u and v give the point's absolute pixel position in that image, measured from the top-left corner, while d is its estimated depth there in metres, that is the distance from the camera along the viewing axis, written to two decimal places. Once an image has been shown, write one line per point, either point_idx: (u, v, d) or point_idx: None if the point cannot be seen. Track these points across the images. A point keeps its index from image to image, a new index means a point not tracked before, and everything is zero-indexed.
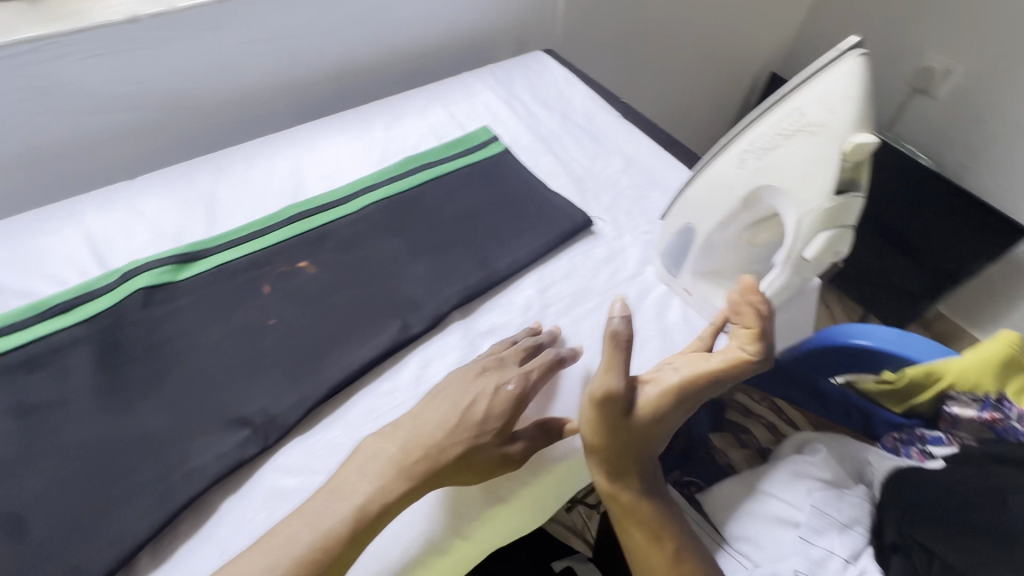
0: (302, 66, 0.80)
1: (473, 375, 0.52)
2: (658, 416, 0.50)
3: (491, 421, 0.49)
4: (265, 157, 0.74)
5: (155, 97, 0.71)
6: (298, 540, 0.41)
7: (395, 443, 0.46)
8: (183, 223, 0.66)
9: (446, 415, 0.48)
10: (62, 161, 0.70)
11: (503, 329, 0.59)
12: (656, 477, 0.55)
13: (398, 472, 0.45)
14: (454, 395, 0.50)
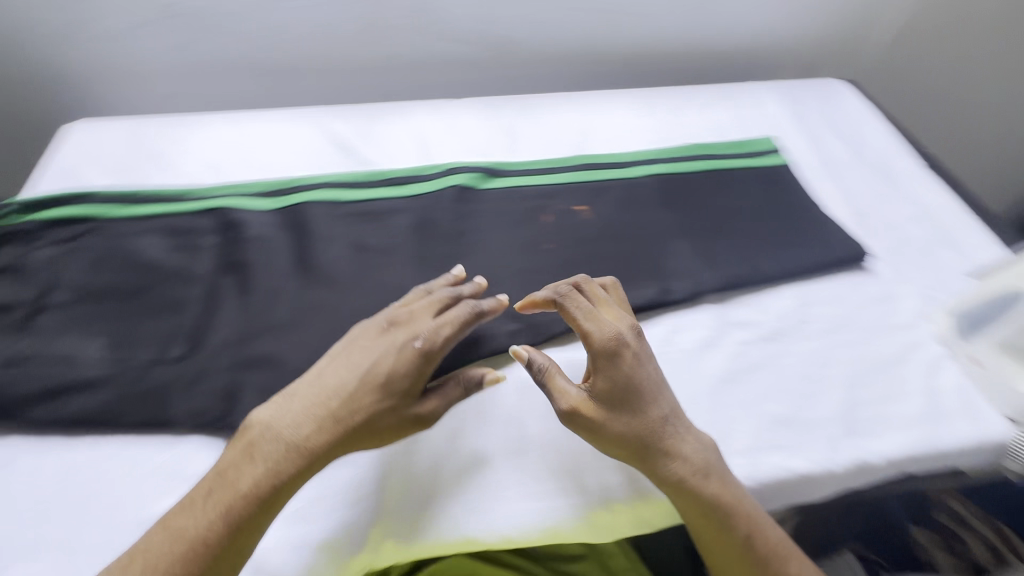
0: (612, 41, 0.89)
1: (367, 332, 0.50)
2: (604, 396, 0.47)
3: (394, 377, 0.47)
4: (562, 111, 0.83)
5: (491, 37, 0.86)
6: (216, 519, 0.41)
7: (291, 404, 0.46)
8: (490, 145, 0.78)
9: (341, 373, 0.48)
10: (409, 69, 0.87)
11: (754, 327, 0.60)
12: (699, 471, 0.47)
13: (284, 451, 0.44)
14: (362, 354, 0.48)
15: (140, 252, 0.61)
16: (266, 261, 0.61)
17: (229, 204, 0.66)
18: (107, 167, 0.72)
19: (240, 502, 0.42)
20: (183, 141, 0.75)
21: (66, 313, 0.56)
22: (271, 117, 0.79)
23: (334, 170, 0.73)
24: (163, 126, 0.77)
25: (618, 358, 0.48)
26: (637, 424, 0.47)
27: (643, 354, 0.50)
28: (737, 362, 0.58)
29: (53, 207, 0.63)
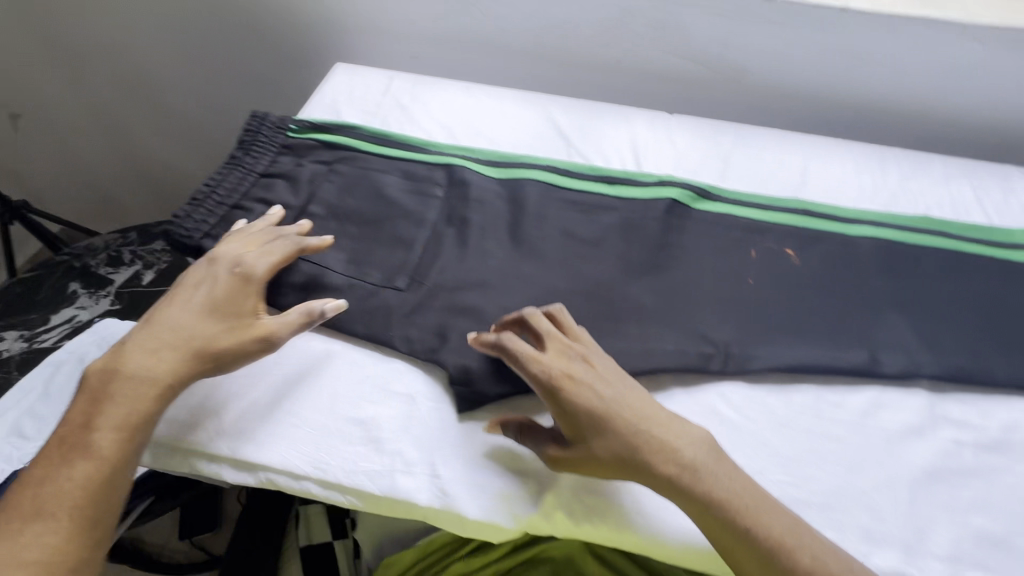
0: (850, 88, 0.84)
1: (196, 274, 0.54)
2: (571, 418, 0.47)
3: (239, 305, 0.52)
4: (781, 148, 0.80)
5: (724, 62, 0.86)
6: (89, 455, 0.45)
7: (139, 345, 0.49)
8: (701, 166, 0.78)
9: (186, 321, 0.50)
10: (629, 75, 0.91)
11: (974, 428, 0.56)
12: (688, 468, 0.45)
13: (116, 401, 0.46)
14: (202, 301, 0.52)
15: (382, 187, 0.67)
16: (485, 224, 0.66)
17: (459, 163, 0.71)
18: (359, 107, 0.82)
19: (105, 441, 0.46)
20: (423, 98, 0.83)
21: (320, 224, 0.63)
22: (499, 94, 0.85)
23: (550, 156, 0.76)
24: (408, 82, 0.86)
25: (562, 386, 0.48)
26: (611, 437, 0.46)
27: (587, 374, 0.49)
28: (946, 460, 0.53)
29: (321, 130, 0.71)
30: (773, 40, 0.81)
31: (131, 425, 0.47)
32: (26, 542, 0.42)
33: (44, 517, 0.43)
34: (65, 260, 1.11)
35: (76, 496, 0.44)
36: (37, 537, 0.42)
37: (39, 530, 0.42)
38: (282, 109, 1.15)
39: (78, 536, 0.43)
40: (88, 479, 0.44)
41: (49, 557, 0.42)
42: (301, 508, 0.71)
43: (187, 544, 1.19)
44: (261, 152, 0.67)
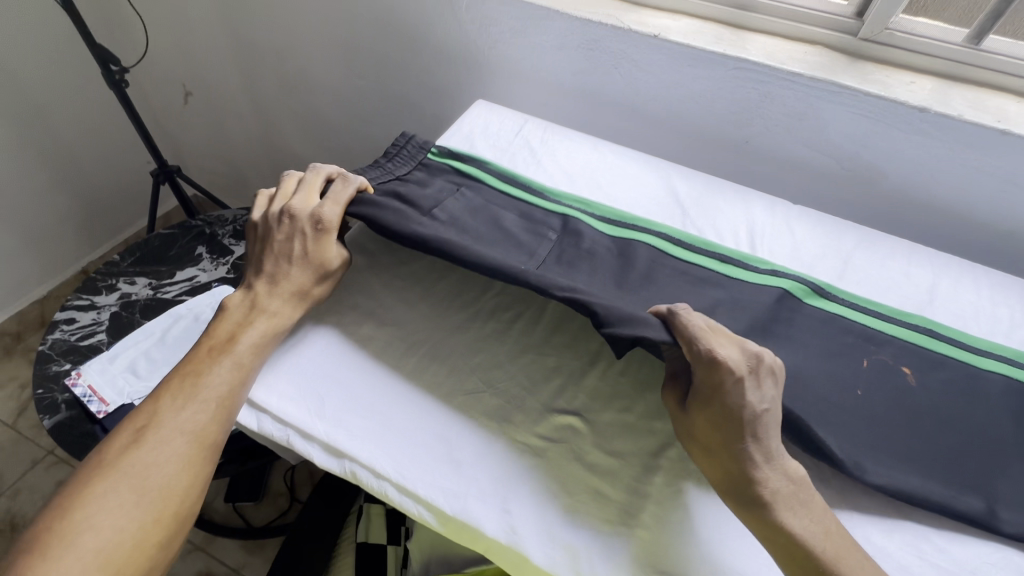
0: (994, 212, 0.80)
1: (284, 226, 0.60)
2: (705, 399, 0.49)
3: (325, 252, 0.60)
4: (908, 260, 0.77)
5: (855, 162, 0.85)
6: (234, 363, 0.54)
7: (268, 281, 0.58)
8: (818, 261, 0.76)
9: (299, 268, 0.59)
10: (753, 156, 0.92)
11: None
12: (771, 490, 0.46)
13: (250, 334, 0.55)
14: (282, 253, 0.59)
15: (501, 216, 0.71)
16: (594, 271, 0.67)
17: (575, 215, 0.74)
18: (492, 143, 0.87)
19: (246, 352, 0.54)
20: (551, 145, 0.88)
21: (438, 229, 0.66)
22: (624, 153, 0.88)
23: (664, 223, 0.77)
24: (540, 127, 0.91)
25: (721, 376, 0.48)
26: (730, 430, 0.47)
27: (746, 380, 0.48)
28: None
29: (455, 157, 0.78)
30: (918, 149, 0.79)
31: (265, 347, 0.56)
32: (184, 416, 0.50)
33: (198, 400, 0.51)
34: (199, 225, 1.24)
35: (223, 393, 0.52)
36: (194, 415, 0.50)
37: (194, 410, 0.50)
38: (412, 129, 1.25)
39: (219, 426, 0.51)
40: (232, 381, 0.53)
41: (197, 438, 0.49)
42: (365, 505, 0.77)
43: (230, 507, 1.24)
44: (401, 164, 0.74)
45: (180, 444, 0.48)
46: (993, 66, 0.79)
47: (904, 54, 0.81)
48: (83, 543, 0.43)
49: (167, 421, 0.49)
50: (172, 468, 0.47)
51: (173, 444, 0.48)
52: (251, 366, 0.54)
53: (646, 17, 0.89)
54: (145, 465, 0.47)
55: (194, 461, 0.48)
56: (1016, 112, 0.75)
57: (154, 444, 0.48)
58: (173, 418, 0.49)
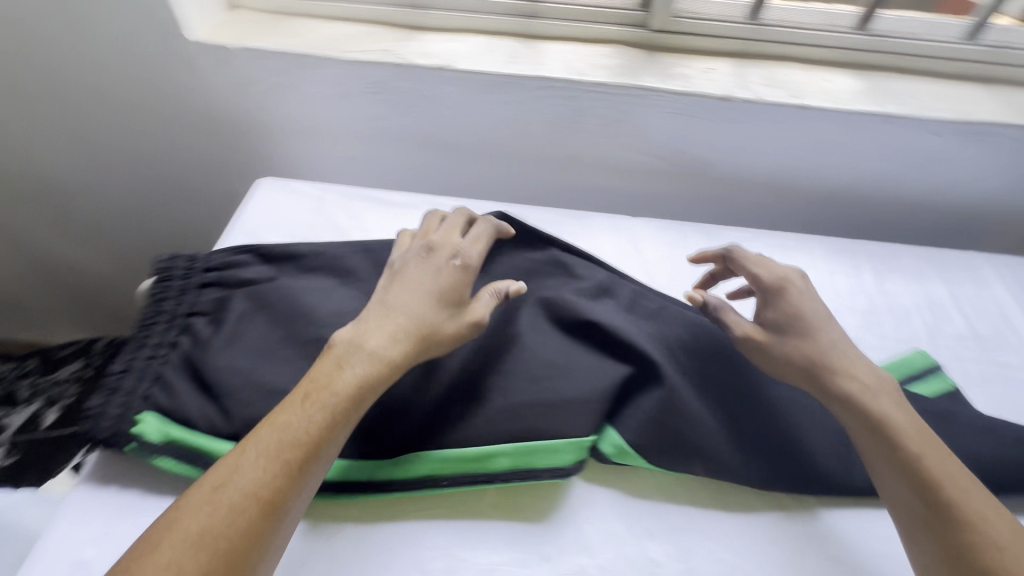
0: (815, 176, 0.82)
1: (458, 271, 0.55)
2: (778, 326, 0.55)
3: (461, 290, 0.54)
4: (752, 251, 0.76)
5: (682, 157, 0.82)
6: (323, 379, 0.47)
7: (403, 300, 0.52)
8: (675, 277, 0.72)
9: (442, 278, 0.54)
10: (584, 170, 0.85)
11: None
12: (867, 388, 0.50)
13: (331, 403, 0.45)
14: (410, 288, 0.53)
15: (309, 357, 0.56)
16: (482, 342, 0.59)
17: (344, 484, 0.50)
18: (287, 235, 0.71)
19: (323, 414, 0.45)
20: (361, 217, 0.74)
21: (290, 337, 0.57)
22: (448, 205, 0.77)
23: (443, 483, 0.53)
24: (343, 196, 0.77)
25: (778, 295, 0.57)
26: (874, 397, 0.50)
27: (812, 305, 0.56)
28: None
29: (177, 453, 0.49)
30: (733, 135, 0.78)
31: (362, 388, 0.47)
32: (239, 489, 0.40)
33: (275, 420, 0.44)
34: None
35: (301, 426, 0.44)
36: (265, 439, 0.43)
37: (265, 431, 0.44)
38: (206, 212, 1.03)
39: (281, 468, 0.42)
40: (320, 400, 0.45)
41: (264, 472, 0.41)
42: None
43: None
44: (134, 379, 0.51)
45: (235, 485, 0.41)
46: (778, 38, 0.78)
47: (697, 40, 0.79)
48: None
49: (235, 450, 0.43)
50: (214, 511, 0.39)
51: (225, 477, 0.41)
52: (346, 395, 0.46)
53: (429, 44, 0.78)
54: (190, 496, 0.40)
55: (241, 502, 0.40)
56: (806, 84, 0.76)
57: (209, 477, 0.41)
58: (226, 486, 0.40)
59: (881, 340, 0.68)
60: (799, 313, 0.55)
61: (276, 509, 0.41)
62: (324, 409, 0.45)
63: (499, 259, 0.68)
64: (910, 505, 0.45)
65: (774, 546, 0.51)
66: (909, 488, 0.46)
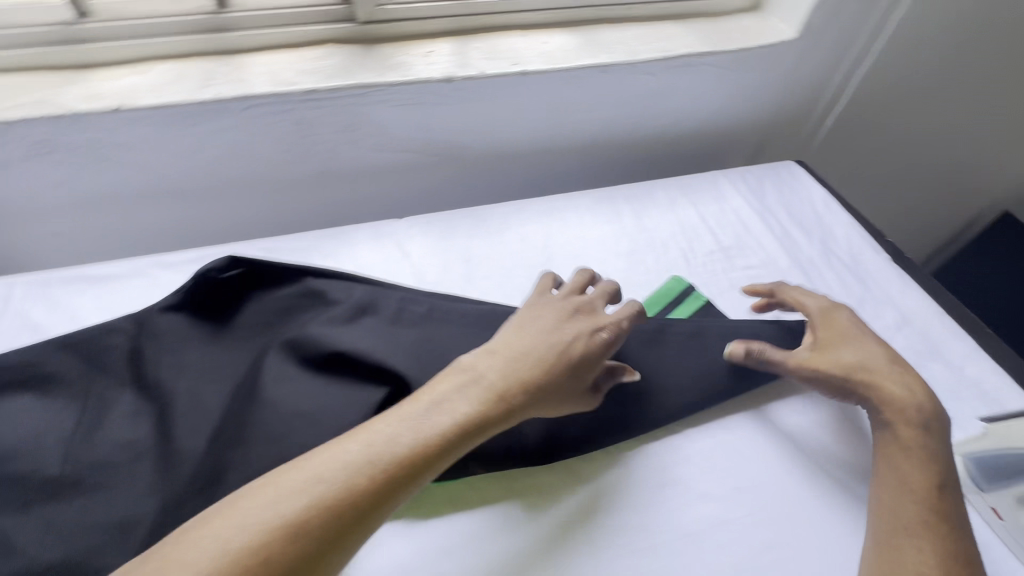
0: (564, 136, 0.84)
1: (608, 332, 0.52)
2: (854, 342, 0.58)
3: (586, 356, 0.51)
4: (520, 223, 0.77)
5: (434, 145, 0.79)
6: (411, 417, 0.43)
7: (515, 333, 0.51)
8: (446, 272, 0.70)
9: (563, 321, 0.52)
10: (339, 182, 0.79)
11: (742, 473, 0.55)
12: (927, 419, 0.53)
13: (423, 447, 0.41)
14: (535, 330, 0.51)
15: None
16: (225, 412, 0.52)
17: None
18: None
19: (416, 451, 0.41)
20: (67, 305, 0.62)
21: None
22: (182, 261, 0.67)
23: None
24: (39, 285, 0.64)
25: (837, 317, 0.61)
26: (850, 351, 0.57)
27: (851, 318, 0.61)
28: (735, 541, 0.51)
29: None
30: (470, 114, 0.77)
31: (453, 433, 0.43)
32: (298, 499, 0.37)
33: (353, 442, 0.40)
34: None
35: (379, 457, 0.40)
36: (339, 458, 0.39)
37: (340, 451, 0.40)
38: None
39: (345, 508, 0.37)
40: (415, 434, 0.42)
41: (324, 503, 0.37)
42: None
43: None
44: None
45: (290, 501, 0.37)
46: (488, 9, 0.78)
47: (409, 24, 0.76)
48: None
49: (305, 462, 0.39)
50: (264, 526, 0.35)
51: (282, 492, 0.37)
52: (435, 436, 0.42)
53: (100, 84, 0.66)
54: (246, 499, 0.37)
55: (290, 530, 0.35)
56: (525, 50, 0.77)
57: (272, 485, 0.38)
58: (290, 494, 0.37)
59: (645, 276, 0.72)
60: (845, 323, 0.60)
61: (323, 555, 0.36)
62: (414, 445, 0.41)
63: (244, 307, 0.61)
64: (892, 495, 0.50)
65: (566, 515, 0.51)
66: (907, 479, 0.50)
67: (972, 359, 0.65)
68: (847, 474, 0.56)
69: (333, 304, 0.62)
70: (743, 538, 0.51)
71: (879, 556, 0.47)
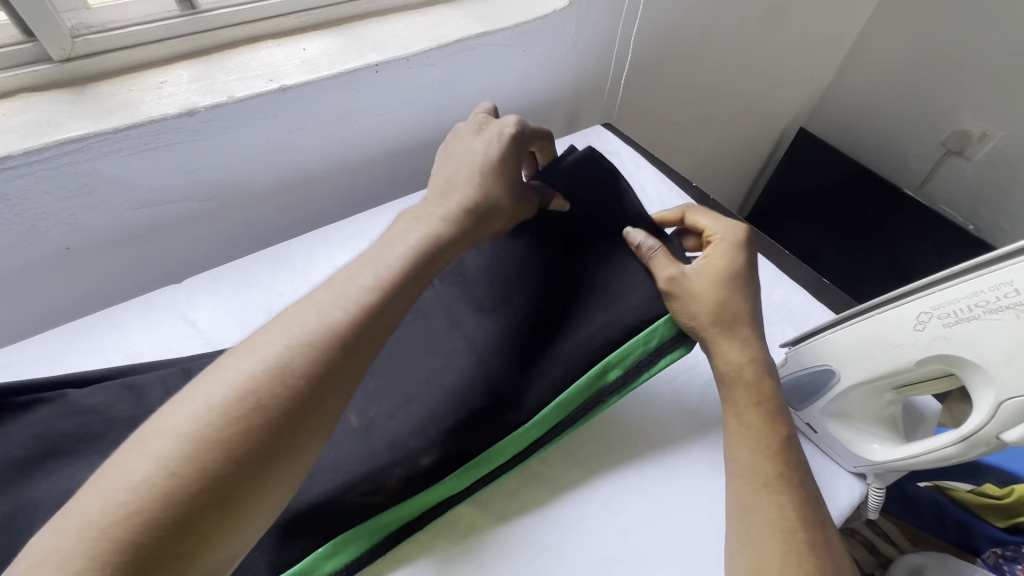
0: (359, 144, 0.77)
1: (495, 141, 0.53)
2: (707, 285, 0.51)
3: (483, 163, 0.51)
4: (327, 254, 0.69)
5: (205, 188, 0.68)
6: (265, 353, 0.37)
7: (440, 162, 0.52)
8: (243, 333, 0.61)
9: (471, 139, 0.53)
10: (93, 255, 0.66)
11: (590, 459, 0.55)
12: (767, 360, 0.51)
13: (342, 328, 0.39)
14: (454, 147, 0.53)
15: None
16: None
17: None
18: None
19: (335, 333, 0.38)
20: None
21: None
22: None
23: None
24: None
25: (717, 262, 0.52)
26: (710, 294, 0.50)
27: (742, 262, 0.53)
28: (595, 534, 0.50)
29: None
30: (236, 146, 0.67)
31: (373, 301, 0.41)
32: (218, 390, 0.35)
33: (312, 316, 0.39)
34: None
35: (265, 379, 0.36)
36: (215, 394, 0.35)
37: (219, 388, 0.35)
38: None
39: (221, 450, 0.33)
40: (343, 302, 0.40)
41: (201, 445, 0.33)
42: None
43: None
44: None
45: (233, 405, 0.34)
46: (225, 22, 0.67)
47: (126, 54, 0.63)
48: (119, 484, 0.32)
49: (187, 403, 0.35)
50: (129, 495, 0.31)
51: (152, 453, 0.32)
52: (349, 320, 0.39)
53: None
54: (117, 466, 0.32)
55: (203, 461, 0.32)
56: (281, 62, 0.68)
57: (172, 419, 0.34)
58: (228, 389, 0.35)
59: None
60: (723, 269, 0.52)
61: (218, 512, 0.32)
62: (326, 350, 0.37)
63: None
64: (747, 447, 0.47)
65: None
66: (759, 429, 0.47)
67: (780, 281, 0.69)
68: (693, 428, 0.57)
69: (118, 417, 0.51)
70: (602, 528, 0.50)
71: (744, 520, 0.44)
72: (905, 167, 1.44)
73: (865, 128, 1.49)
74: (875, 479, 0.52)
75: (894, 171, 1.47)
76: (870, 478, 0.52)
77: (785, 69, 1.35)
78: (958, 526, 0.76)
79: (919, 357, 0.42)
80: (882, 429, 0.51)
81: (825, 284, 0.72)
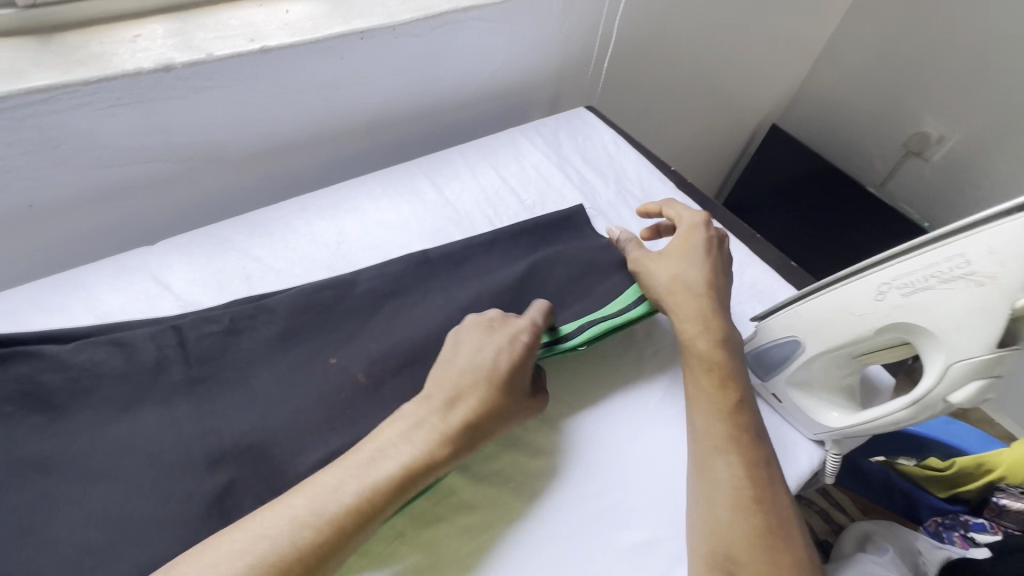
0: (340, 112, 0.76)
1: (516, 348, 0.51)
2: (666, 269, 0.58)
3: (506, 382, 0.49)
4: (306, 222, 0.68)
5: (179, 149, 0.66)
6: (358, 467, 0.43)
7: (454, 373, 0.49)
8: (220, 296, 0.60)
9: (489, 350, 0.50)
10: (58, 215, 0.63)
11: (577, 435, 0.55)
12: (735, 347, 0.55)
13: (417, 462, 0.44)
14: (466, 355, 0.50)
15: None
16: None
17: None
18: None
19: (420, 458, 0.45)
20: None
21: None
22: None
23: None
24: None
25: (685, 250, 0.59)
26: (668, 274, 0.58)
27: (707, 255, 0.59)
28: (572, 502, 0.51)
29: None
30: (212, 107, 0.65)
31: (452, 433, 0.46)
32: (331, 488, 0.42)
33: (400, 435, 0.46)
34: None
35: (360, 491, 0.42)
36: (326, 491, 0.42)
37: (386, 456, 0.44)
38: None
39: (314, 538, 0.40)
40: (430, 426, 0.46)
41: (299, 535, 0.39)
42: None
43: None
44: None
45: (331, 500, 0.41)
46: None
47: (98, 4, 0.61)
48: (239, 540, 0.39)
49: (317, 480, 0.43)
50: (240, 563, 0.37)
51: (262, 527, 0.40)
52: (425, 454, 0.45)
53: None
54: (250, 520, 0.40)
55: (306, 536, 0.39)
56: (263, 22, 0.66)
57: (286, 501, 0.41)
58: (337, 485, 0.42)
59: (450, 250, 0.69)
60: (686, 259, 0.59)
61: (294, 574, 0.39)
62: (404, 472, 0.44)
63: None
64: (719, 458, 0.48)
65: (396, 535, 0.47)
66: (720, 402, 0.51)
67: (752, 261, 0.71)
68: (669, 401, 0.59)
69: (109, 373, 0.51)
70: (582, 500, 0.51)
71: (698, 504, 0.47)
72: (869, 166, 1.50)
73: (834, 126, 1.54)
74: (833, 446, 0.55)
75: (859, 169, 1.53)
76: (828, 446, 0.55)
77: (761, 65, 1.38)
78: (904, 497, 0.81)
79: (880, 326, 0.46)
80: (842, 399, 0.54)
81: (794, 267, 0.75)
